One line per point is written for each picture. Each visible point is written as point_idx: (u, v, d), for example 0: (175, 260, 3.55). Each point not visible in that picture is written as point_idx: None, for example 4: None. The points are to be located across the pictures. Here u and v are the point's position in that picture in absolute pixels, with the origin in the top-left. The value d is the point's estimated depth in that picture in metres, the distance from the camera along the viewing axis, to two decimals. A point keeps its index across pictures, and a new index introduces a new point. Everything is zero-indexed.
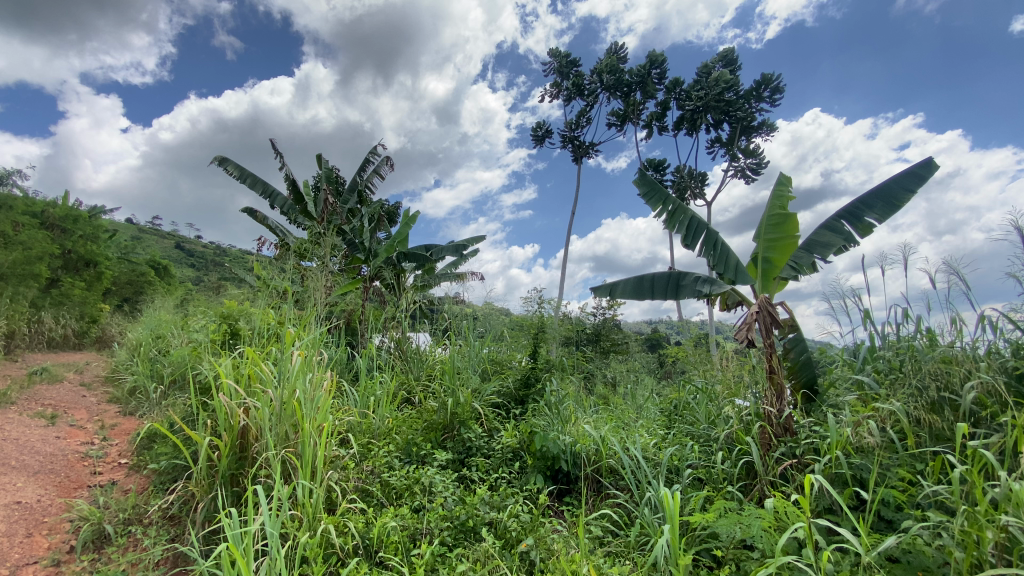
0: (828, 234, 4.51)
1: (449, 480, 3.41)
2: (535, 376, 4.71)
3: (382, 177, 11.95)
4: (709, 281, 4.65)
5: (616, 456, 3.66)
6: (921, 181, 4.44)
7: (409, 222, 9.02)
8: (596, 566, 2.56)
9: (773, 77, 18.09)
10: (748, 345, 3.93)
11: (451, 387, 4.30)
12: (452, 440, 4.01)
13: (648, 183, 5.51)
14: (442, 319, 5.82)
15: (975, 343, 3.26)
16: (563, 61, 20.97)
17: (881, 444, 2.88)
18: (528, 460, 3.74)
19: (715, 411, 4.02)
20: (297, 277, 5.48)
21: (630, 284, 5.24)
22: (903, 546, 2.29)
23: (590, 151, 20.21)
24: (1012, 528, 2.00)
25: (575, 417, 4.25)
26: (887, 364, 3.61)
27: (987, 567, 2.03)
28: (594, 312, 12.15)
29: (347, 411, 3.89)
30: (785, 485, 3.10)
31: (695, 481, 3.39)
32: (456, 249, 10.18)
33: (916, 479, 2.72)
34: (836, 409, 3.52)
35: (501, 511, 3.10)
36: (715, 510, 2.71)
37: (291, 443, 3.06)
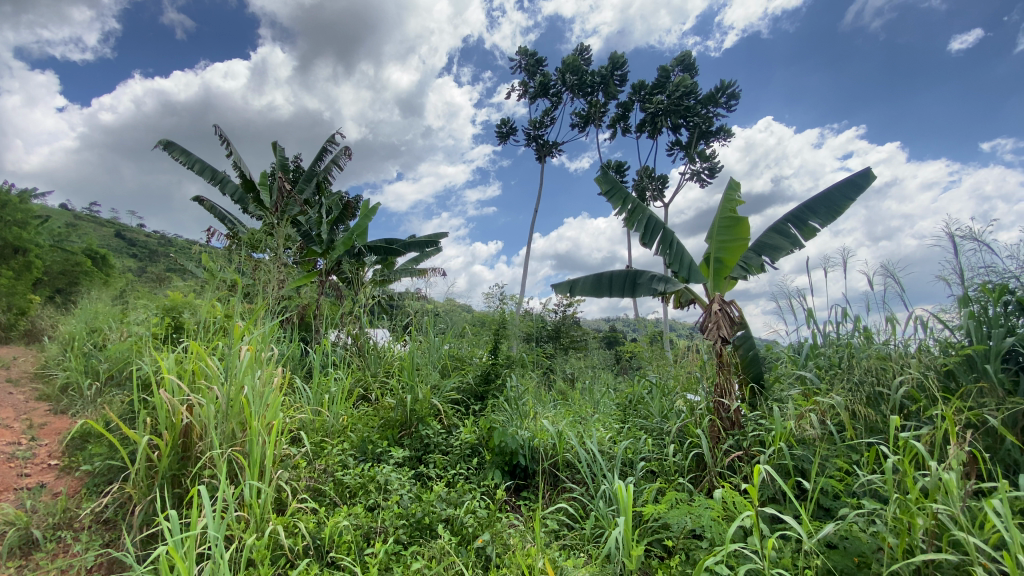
0: (776, 236, 4.73)
1: (405, 478, 3.36)
2: (496, 372, 4.68)
3: (340, 168, 11.62)
4: (664, 280, 4.80)
5: (573, 450, 3.73)
6: (859, 189, 4.73)
7: (369, 215, 8.80)
8: (552, 560, 2.59)
9: (729, 85, 18.77)
10: (721, 344, 3.93)
11: (410, 384, 4.24)
12: (409, 437, 3.95)
13: (609, 182, 5.60)
14: (401, 315, 5.71)
15: (905, 342, 3.50)
16: (528, 60, 21.02)
17: (821, 436, 3.04)
18: (486, 456, 3.75)
19: (668, 406, 4.15)
20: (248, 269, 5.24)
21: (590, 281, 5.32)
22: (840, 533, 2.43)
23: (554, 150, 20.36)
24: (940, 515, 2.15)
25: (534, 412, 4.29)
26: (826, 361, 3.82)
27: (916, 552, 2.19)
28: (555, 309, 12.24)
29: (300, 409, 3.76)
30: (732, 476, 3.24)
31: (648, 474, 3.48)
32: (417, 244, 10.02)
33: (852, 469, 2.88)
34: (780, 403, 3.70)
35: (458, 508, 3.10)
36: (667, 502, 2.79)
37: (238, 442, 2.94)
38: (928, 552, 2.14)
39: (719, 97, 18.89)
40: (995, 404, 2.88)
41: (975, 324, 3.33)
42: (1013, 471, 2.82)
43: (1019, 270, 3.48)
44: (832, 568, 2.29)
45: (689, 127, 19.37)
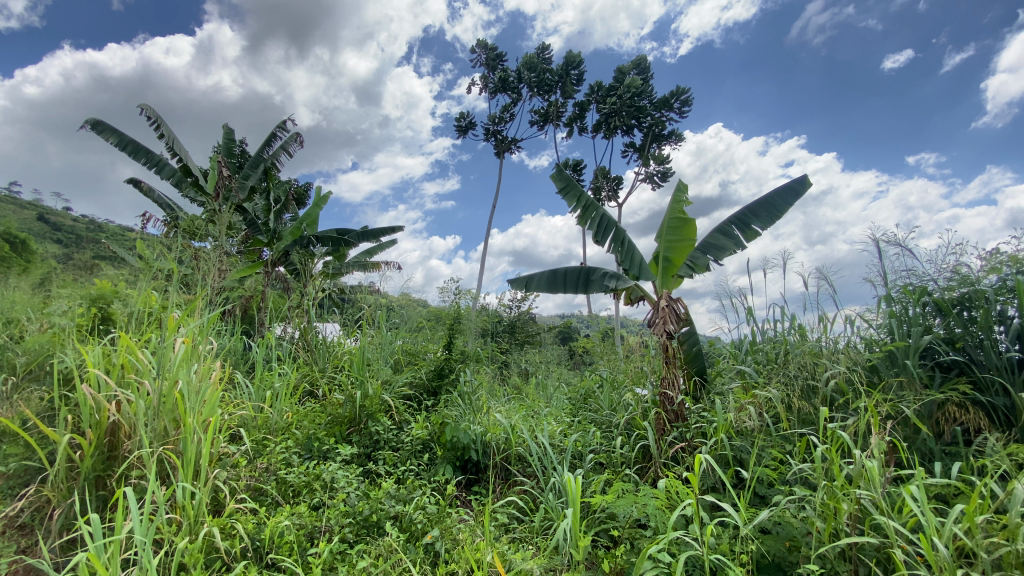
0: (721, 238, 4.94)
1: (352, 475, 3.27)
2: (450, 367, 4.63)
3: (290, 154, 11.13)
4: (616, 277, 4.91)
5: (525, 443, 3.75)
6: (797, 195, 5.01)
7: (320, 204, 8.48)
8: (501, 554, 2.60)
9: (682, 90, 19.42)
10: (669, 339, 4.07)
11: (359, 379, 4.12)
12: (358, 433, 3.85)
13: (565, 180, 5.66)
14: (353, 309, 5.55)
15: (835, 339, 3.75)
16: (489, 54, 20.89)
17: (759, 427, 3.21)
18: (437, 451, 3.71)
19: (617, 399, 4.26)
20: (187, 257, 4.93)
21: (545, 278, 5.37)
22: (774, 519, 2.57)
23: (513, 147, 20.38)
24: (863, 500, 2.32)
25: (487, 407, 4.28)
26: (764, 356, 4.04)
27: (841, 536, 2.34)
28: (511, 304, 12.24)
29: (240, 405, 3.57)
30: (676, 466, 3.36)
31: (597, 466, 3.55)
32: (371, 235, 9.75)
33: (785, 458, 3.05)
34: (721, 396, 3.87)
35: (407, 504, 3.06)
36: (614, 492, 2.85)
37: (171, 440, 2.77)
38: (851, 535, 2.30)
39: (672, 101, 19.49)
40: (911, 396, 3.14)
41: (896, 322, 3.62)
42: (926, 458, 3.07)
43: (935, 274, 3.80)
44: (765, 552, 2.41)
45: (644, 129, 19.90)
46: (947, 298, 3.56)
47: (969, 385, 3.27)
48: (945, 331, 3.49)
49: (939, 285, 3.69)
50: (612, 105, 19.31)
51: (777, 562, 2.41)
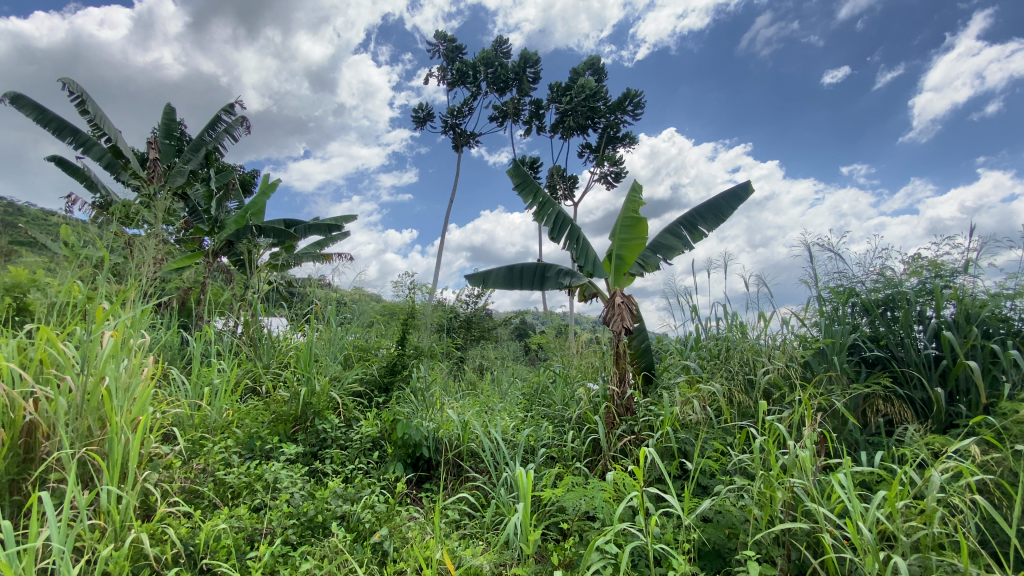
0: (671, 238, 5.10)
1: (297, 475, 3.15)
2: (402, 363, 4.54)
3: (235, 139, 10.57)
4: (570, 274, 4.98)
5: (477, 439, 3.74)
6: (741, 199, 5.25)
7: (267, 193, 8.11)
8: (450, 550, 2.58)
9: (637, 94, 19.93)
10: (624, 334, 4.17)
11: (306, 375, 3.97)
12: (304, 431, 3.71)
13: (521, 176, 5.67)
14: (301, 302, 5.34)
15: (774, 336, 3.95)
16: (447, 45, 20.63)
17: (703, 420, 3.34)
18: (388, 449, 3.63)
19: (569, 394, 4.31)
20: (118, 246, 4.57)
21: (500, 273, 5.34)
22: (715, 507, 2.67)
23: (472, 141, 20.22)
24: (796, 488, 2.46)
25: (440, 402, 4.24)
26: (708, 352, 4.20)
27: (776, 522, 2.46)
28: (467, 300, 12.14)
29: (174, 403, 3.35)
30: (624, 458, 3.43)
31: (548, 460, 3.59)
32: (324, 227, 9.41)
33: (727, 449, 3.17)
34: (667, 390, 3.99)
35: (355, 504, 2.99)
36: (564, 485, 2.88)
37: (95, 440, 2.55)
38: (785, 521, 2.43)
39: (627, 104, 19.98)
40: (840, 390, 3.35)
41: (828, 321, 3.86)
42: (853, 448, 3.29)
43: (863, 276, 4.09)
44: (707, 540, 2.51)
45: (600, 130, 20.27)
46: (873, 299, 3.84)
47: (891, 379, 3.53)
48: (871, 330, 3.77)
49: (867, 286, 3.97)
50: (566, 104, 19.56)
51: (717, 549, 2.51)
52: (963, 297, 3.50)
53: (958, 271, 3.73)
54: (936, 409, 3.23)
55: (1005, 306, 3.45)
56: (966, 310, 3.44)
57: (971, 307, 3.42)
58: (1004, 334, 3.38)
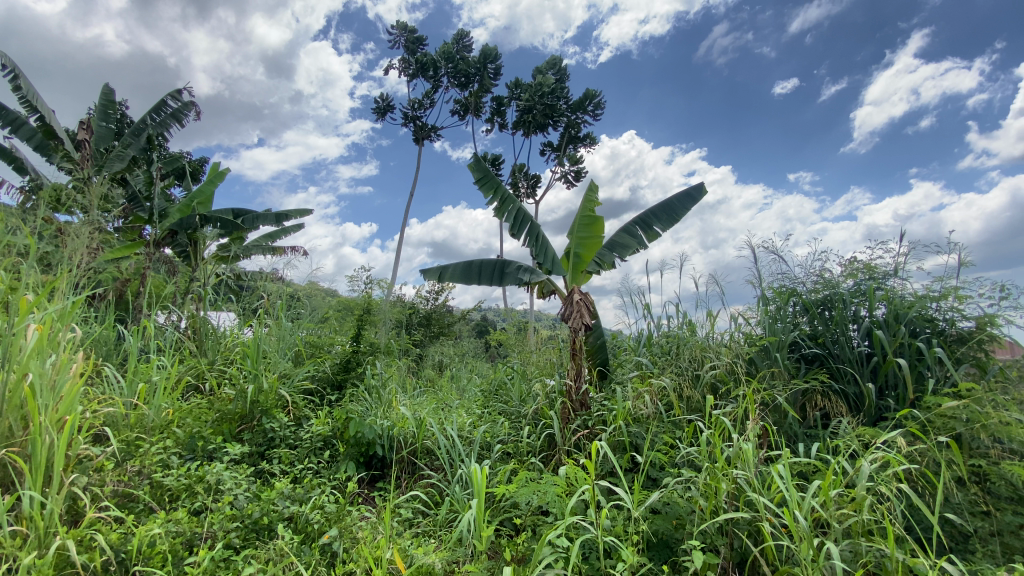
0: (627, 237, 5.20)
1: (242, 476, 3.01)
2: (356, 359, 4.42)
3: (181, 124, 10.01)
4: (529, 270, 4.99)
5: (433, 437, 3.71)
6: (694, 201, 5.41)
7: (215, 181, 7.72)
8: (401, 549, 2.54)
9: (598, 95, 20.22)
10: (584, 330, 4.21)
11: (253, 372, 3.79)
12: (250, 431, 3.55)
13: (482, 171, 5.63)
14: (251, 296, 5.10)
15: (721, 334, 4.10)
16: (407, 36, 20.27)
17: (653, 414, 3.44)
18: (340, 448, 3.54)
19: (527, 390, 4.33)
20: (46, 233, 4.23)
21: (459, 268, 5.28)
22: (664, 499, 2.74)
23: (433, 135, 19.95)
24: (739, 479, 2.56)
25: (396, 400, 4.17)
26: (659, 349, 4.32)
27: (720, 512, 2.55)
28: (426, 296, 11.97)
29: (107, 402, 3.13)
30: (577, 452, 3.48)
31: (504, 455, 3.60)
32: (275, 218, 9.04)
33: (676, 442, 3.23)
34: (621, 385, 4.06)
35: (303, 504, 2.89)
36: (518, 481, 2.88)
37: (16, 441, 2.36)
38: (728, 511, 2.53)
39: (588, 105, 20.23)
40: (781, 385, 3.52)
41: (771, 319, 4.05)
42: (792, 440, 3.46)
43: (804, 277, 4.30)
44: (655, 531, 2.58)
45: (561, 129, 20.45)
46: (813, 299, 4.06)
47: (828, 375, 3.73)
48: (810, 328, 3.97)
49: (807, 287, 4.18)
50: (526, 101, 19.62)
51: (665, 539, 2.58)
52: (894, 298, 3.75)
53: (890, 274, 3.99)
54: (868, 403, 3.44)
55: (930, 307, 3.71)
56: (896, 310, 3.68)
57: (900, 307, 3.67)
58: (929, 333, 3.64)
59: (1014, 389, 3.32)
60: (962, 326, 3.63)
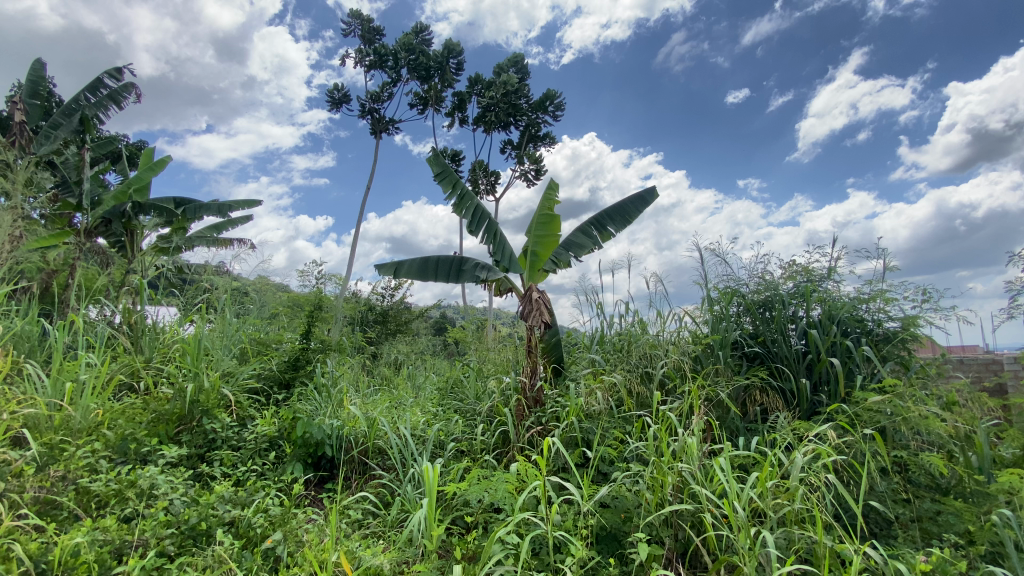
0: (583, 237, 5.28)
1: (178, 479, 2.85)
2: (306, 357, 4.27)
3: (120, 106, 9.39)
4: (487, 268, 4.98)
5: (385, 436, 3.64)
6: (647, 203, 5.55)
7: (155, 168, 7.29)
8: (348, 551, 2.48)
9: (558, 95, 20.40)
10: (542, 328, 4.25)
11: (193, 370, 3.58)
12: (190, 432, 3.37)
13: (440, 166, 5.57)
14: (194, 291, 4.80)
15: (670, 332, 4.23)
16: (365, 26, 19.79)
17: (604, 410, 3.51)
18: (286, 449, 3.43)
19: (482, 388, 4.34)
20: None
21: (416, 264, 5.21)
22: (613, 493, 2.80)
23: (392, 128, 19.56)
24: (683, 472, 2.66)
25: (347, 399, 4.07)
26: (612, 346, 4.43)
27: (665, 505, 2.64)
28: (382, 292, 11.73)
29: (27, 402, 2.89)
30: (530, 449, 3.50)
31: (458, 454, 3.58)
32: (220, 207, 8.58)
33: (625, 437, 3.32)
34: (574, 382, 4.12)
35: (245, 508, 2.77)
36: (470, 479, 2.87)
37: None
38: (673, 504, 2.62)
39: (549, 105, 20.38)
40: (724, 381, 3.67)
41: (715, 318, 4.22)
42: (733, 434, 3.61)
43: (747, 279, 4.50)
44: (604, 525, 2.64)
45: (523, 129, 20.52)
46: (755, 299, 4.25)
47: (767, 373, 3.92)
48: (752, 327, 4.16)
49: (750, 288, 4.38)
50: (489, 98, 19.57)
51: (613, 532, 2.64)
52: (828, 300, 3.99)
53: (825, 277, 4.23)
54: (803, 398, 3.65)
55: (861, 309, 3.97)
56: (830, 311, 3.92)
57: (834, 308, 3.90)
58: (859, 333, 3.88)
59: (932, 385, 3.61)
60: (888, 326, 3.90)
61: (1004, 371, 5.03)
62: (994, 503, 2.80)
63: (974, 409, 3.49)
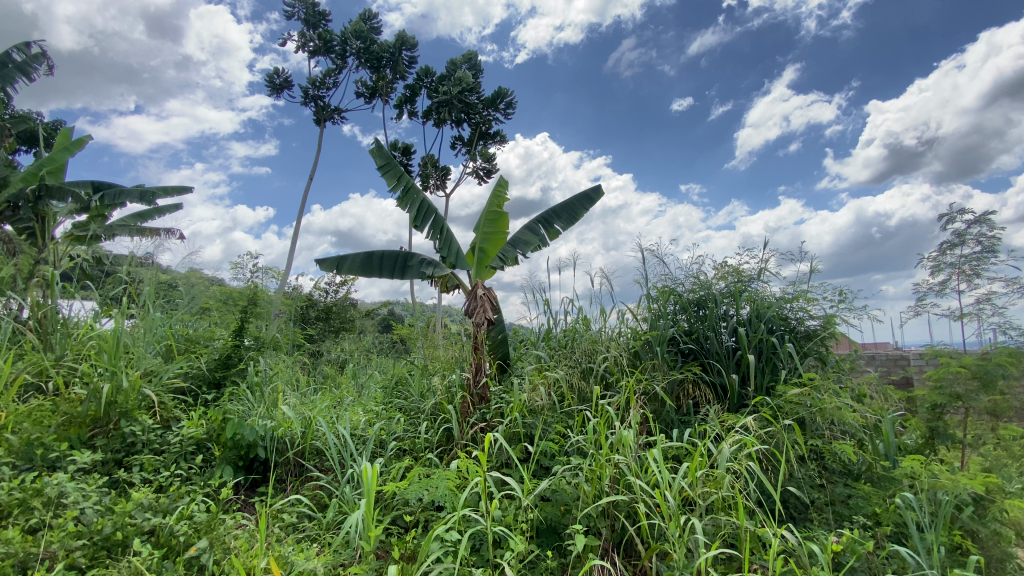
0: (529, 234, 5.32)
1: (92, 487, 2.63)
2: (237, 355, 4.08)
3: (27, 78, 8.52)
4: (433, 264, 4.93)
5: (323, 437, 3.53)
6: (592, 203, 5.68)
7: (73, 148, 6.67)
8: (280, 556, 2.38)
9: (511, 95, 20.48)
10: (487, 324, 4.25)
11: (110, 369, 3.30)
12: (106, 435, 3.11)
13: (386, 158, 5.46)
14: (112, 284, 4.43)
15: (612, 329, 4.38)
16: (309, 9, 19.01)
17: (546, 405, 3.57)
18: (216, 452, 3.26)
19: (427, 386, 4.28)
20: None
21: (359, 259, 5.07)
22: (553, 487, 2.85)
23: (337, 116, 18.90)
24: (619, 465, 2.76)
25: (282, 398, 3.91)
26: (557, 343, 4.50)
27: (603, 496, 2.72)
28: (325, 289, 11.34)
29: None
30: (474, 446, 3.51)
31: (399, 452, 3.53)
32: (144, 194, 7.95)
33: (566, 432, 3.39)
34: (519, 377, 4.16)
35: (168, 515, 2.60)
36: (410, 478, 2.84)
37: None
38: (610, 495, 2.70)
39: (502, 103, 20.43)
40: (660, 376, 3.82)
41: (654, 317, 4.38)
42: (668, 426, 3.75)
43: (683, 278, 4.70)
44: (544, 519, 2.68)
45: (475, 125, 20.42)
46: (690, 298, 4.45)
47: (700, 367, 4.11)
48: (687, 325, 4.36)
49: (686, 287, 4.58)
50: (442, 93, 19.35)
51: (552, 525, 2.69)
52: (756, 299, 4.25)
53: (754, 277, 4.48)
54: (732, 391, 3.86)
55: (785, 308, 4.23)
56: (758, 310, 4.17)
57: (761, 307, 4.16)
58: (783, 330, 4.16)
59: (846, 379, 3.95)
60: (809, 324, 4.19)
61: (909, 367, 5.56)
62: (898, 487, 3.13)
63: (882, 401, 3.83)
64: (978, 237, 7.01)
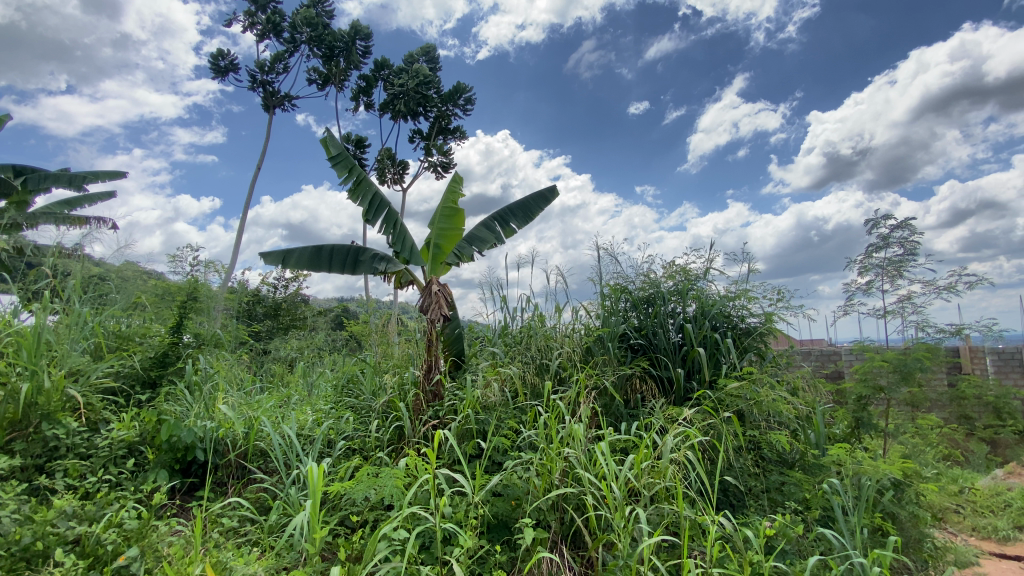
0: (485, 232, 5.32)
1: (7, 495, 2.42)
2: (175, 353, 3.91)
3: None
4: (386, 259, 4.86)
5: (267, 438, 3.43)
6: (547, 201, 5.74)
7: None
8: (217, 562, 2.28)
9: (471, 91, 20.39)
10: (441, 321, 4.23)
11: (30, 367, 3.02)
12: (25, 439, 2.88)
13: (338, 149, 5.31)
14: (33, 276, 4.09)
15: (566, 325, 4.46)
16: None
17: (499, 401, 3.60)
18: (149, 455, 3.12)
19: (379, 383, 4.22)
20: None
21: (307, 253, 4.92)
22: (504, 482, 2.87)
23: (287, 104, 18.18)
24: (569, 458, 2.83)
25: (223, 397, 3.75)
26: (512, 339, 4.53)
27: (552, 489, 2.78)
28: (274, 284, 11.01)
29: None
30: (425, 443, 3.49)
31: (347, 451, 3.46)
32: (72, 180, 7.36)
33: (518, 428, 3.42)
34: (473, 374, 4.16)
35: (94, 523, 2.44)
36: (358, 477, 2.78)
37: None
38: (559, 488, 2.76)
39: (462, 99, 20.31)
40: (610, 371, 3.92)
41: (606, 313, 4.49)
42: (617, 420, 3.85)
43: (634, 277, 4.83)
44: (494, 514, 2.70)
45: (434, 120, 20.18)
46: (640, 296, 4.59)
47: (648, 363, 4.24)
48: (637, 322, 4.49)
49: (636, 285, 4.71)
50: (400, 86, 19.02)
51: (502, 520, 2.71)
52: (701, 298, 4.43)
53: (699, 276, 4.67)
54: (677, 385, 4.00)
55: (728, 306, 4.43)
56: (703, 307, 4.36)
57: (706, 305, 4.35)
58: (726, 327, 4.36)
59: (782, 373, 4.18)
60: (749, 321, 4.41)
61: (839, 361, 5.95)
62: (826, 473, 3.37)
63: (813, 393, 4.07)
64: (901, 241, 7.57)
